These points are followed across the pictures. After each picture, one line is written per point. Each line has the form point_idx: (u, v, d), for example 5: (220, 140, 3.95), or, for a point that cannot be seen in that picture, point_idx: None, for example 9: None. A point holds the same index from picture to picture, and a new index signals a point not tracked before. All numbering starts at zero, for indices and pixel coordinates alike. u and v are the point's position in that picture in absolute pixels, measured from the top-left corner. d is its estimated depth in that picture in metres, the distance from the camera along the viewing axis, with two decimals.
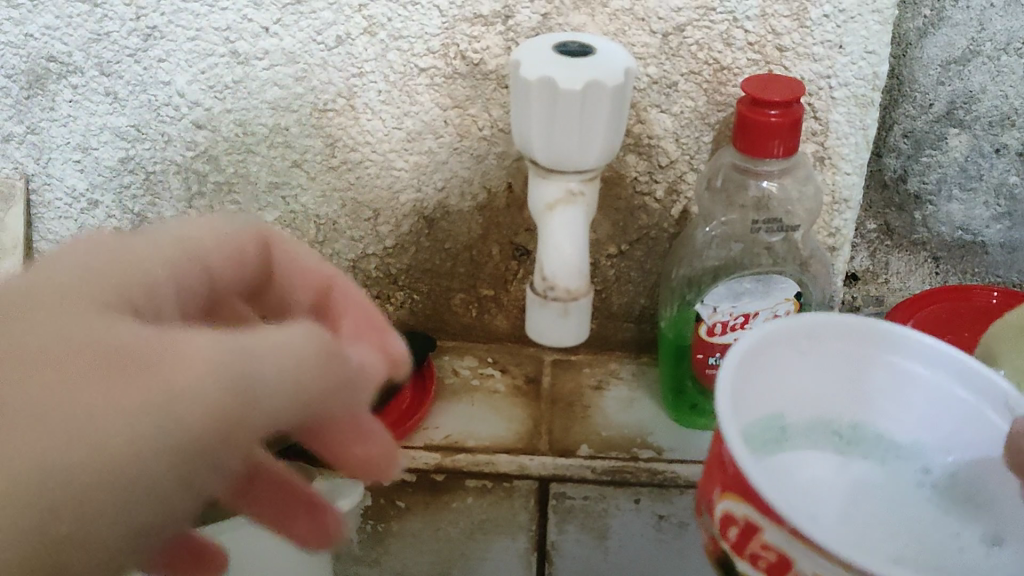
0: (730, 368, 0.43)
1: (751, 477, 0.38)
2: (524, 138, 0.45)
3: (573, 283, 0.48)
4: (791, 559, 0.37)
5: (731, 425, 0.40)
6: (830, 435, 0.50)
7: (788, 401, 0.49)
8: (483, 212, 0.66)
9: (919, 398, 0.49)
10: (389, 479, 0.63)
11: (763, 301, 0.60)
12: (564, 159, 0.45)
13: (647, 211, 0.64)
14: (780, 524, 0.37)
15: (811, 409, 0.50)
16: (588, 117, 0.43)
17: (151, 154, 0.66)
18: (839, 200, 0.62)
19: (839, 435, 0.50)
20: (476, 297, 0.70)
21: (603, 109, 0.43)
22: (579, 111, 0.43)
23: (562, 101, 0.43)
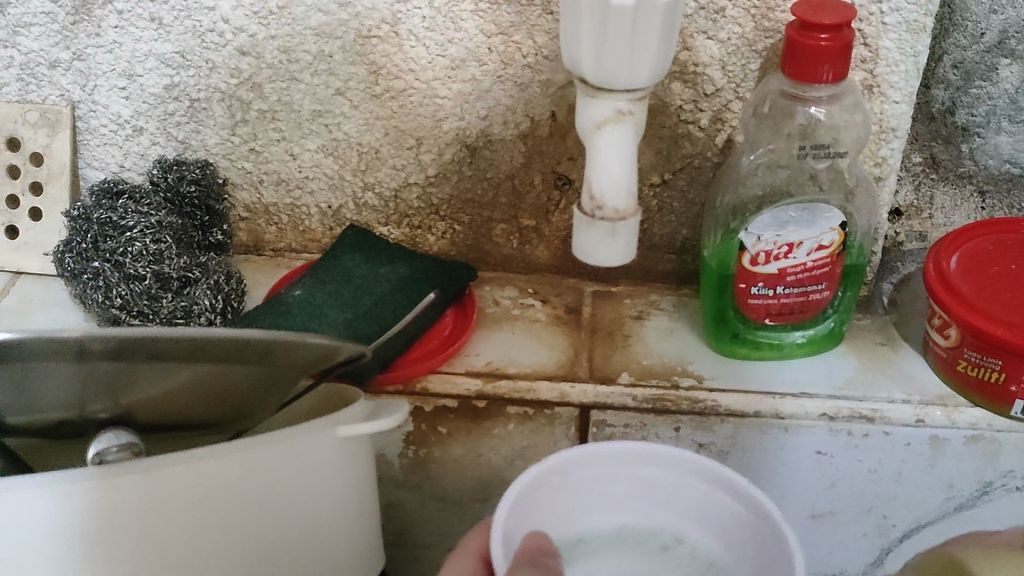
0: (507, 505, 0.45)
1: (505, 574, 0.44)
2: (574, 56, 0.45)
3: (620, 202, 0.48)
4: None
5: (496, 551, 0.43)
6: (652, 546, 0.51)
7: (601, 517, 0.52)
8: (524, 141, 0.66)
9: (633, 487, 0.51)
10: (431, 405, 0.64)
11: (809, 230, 0.60)
12: (615, 76, 0.44)
13: (691, 140, 0.64)
14: None
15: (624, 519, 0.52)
16: (639, 33, 0.43)
17: (195, 81, 0.66)
18: (886, 129, 0.62)
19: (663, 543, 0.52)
20: (517, 228, 0.70)
21: (656, 25, 0.42)
22: (630, 26, 0.42)
23: (613, 17, 0.42)
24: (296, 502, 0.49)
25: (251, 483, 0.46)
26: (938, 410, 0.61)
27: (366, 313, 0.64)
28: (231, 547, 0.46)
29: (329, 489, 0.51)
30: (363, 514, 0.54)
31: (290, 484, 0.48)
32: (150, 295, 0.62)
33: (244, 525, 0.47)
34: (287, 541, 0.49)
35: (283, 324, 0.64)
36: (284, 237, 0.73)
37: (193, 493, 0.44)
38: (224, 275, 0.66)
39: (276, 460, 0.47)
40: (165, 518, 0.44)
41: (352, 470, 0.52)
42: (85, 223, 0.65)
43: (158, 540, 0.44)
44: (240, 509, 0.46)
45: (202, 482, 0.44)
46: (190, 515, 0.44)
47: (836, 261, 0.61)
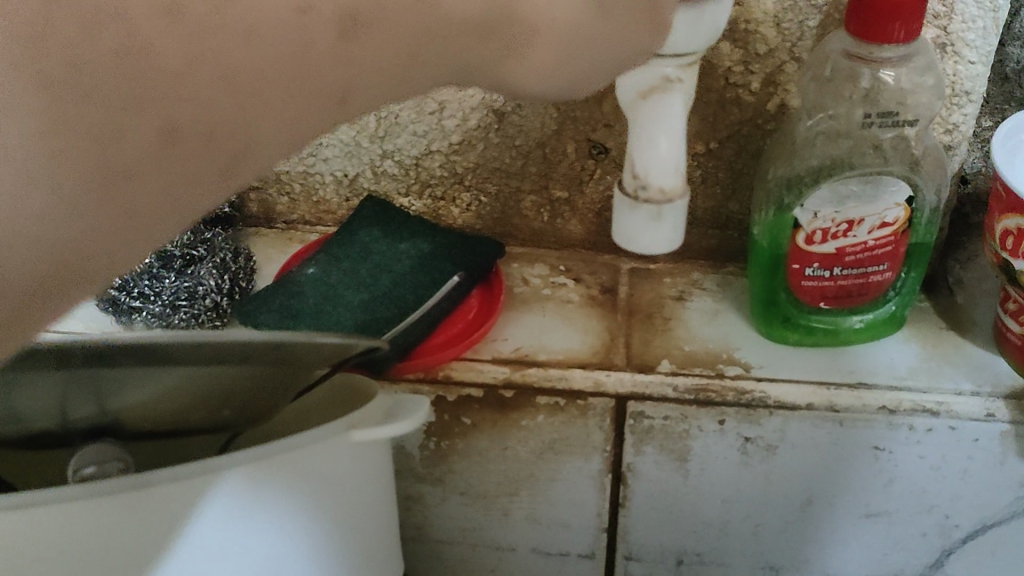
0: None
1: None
2: None
3: (667, 181, 0.42)
4: None
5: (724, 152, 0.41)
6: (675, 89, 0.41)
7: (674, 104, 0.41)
8: (557, 107, 0.60)
9: None
10: (454, 394, 0.59)
11: (871, 207, 0.54)
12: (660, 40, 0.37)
13: (740, 105, 0.58)
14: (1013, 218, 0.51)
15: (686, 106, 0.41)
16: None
17: None
18: (959, 92, 0.56)
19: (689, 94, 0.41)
20: (548, 199, 0.65)
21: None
22: None
23: None
24: (303, 511, 0.44)
25: (255, 496, 0.41)
26: (1011, 404, 0.55)
27: (383, 294, 0.59)
28: (236, 567, 0.42)
29: (340, 492, 0.46)
30: (374, 508, 0.50)
31: (297, 492, 0.43)
32: (151, 275, 0.57)
33: (250, 540, 0.42)
34: (295, 552, 0.44)
35: (295, 306, 0.59)
36: (297, 208, 0.68)
37: (197, 515, 0.39)
38: (230, 253, 0.62)
39: (282, 471, 0.42)
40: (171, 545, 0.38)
41: (364, 469, 0.48)
42: None
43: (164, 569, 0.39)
44: (244, 525, 0.41)
45: (205, 500, 0.39)
46: (194, 540, 0.39)
47: (900, 240, 0.56)
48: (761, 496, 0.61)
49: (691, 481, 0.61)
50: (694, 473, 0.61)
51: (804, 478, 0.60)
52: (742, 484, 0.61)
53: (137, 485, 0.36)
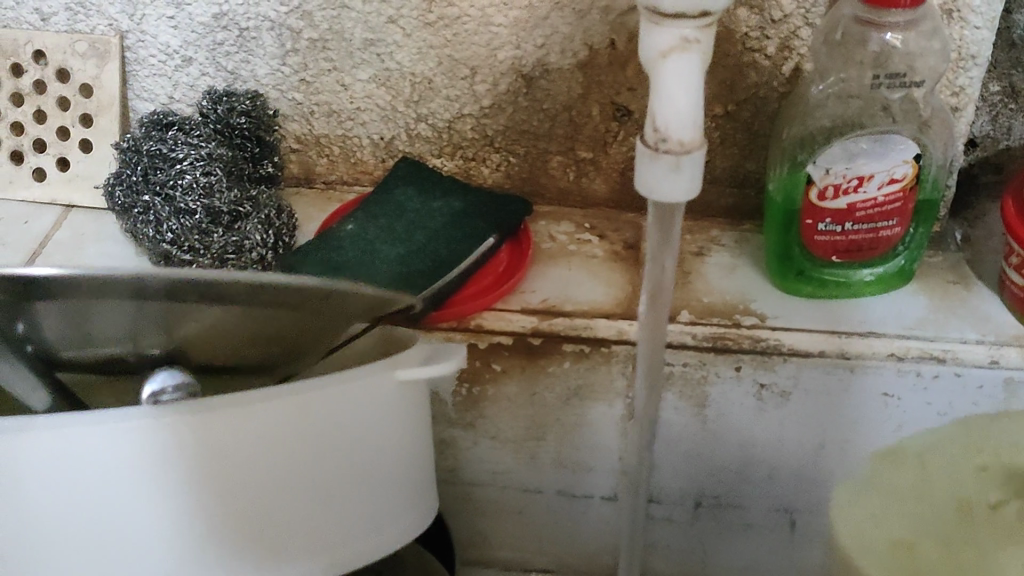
0: None
1: None
2: None
3: (685, 135, 0.46)
4: None
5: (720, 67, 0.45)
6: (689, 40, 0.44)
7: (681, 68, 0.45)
8: (582, 72, 0.64)
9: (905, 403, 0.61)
10: (485, 342, 0.62)
11: (881, 163, 0.57)
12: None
13: (757, 69, 0.61)
14: None
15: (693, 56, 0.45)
16: None
17: (245, 10, 0.64)
18: (966, 56, 0.59)
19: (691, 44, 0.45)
20: (574, 160, 0.68)
21: None
22: None
23: None
24: (349, 444, 0.48)
25: (303, 426, 0.45)
26: (1015, 351, 0.59)
27: (419, 249, 0.63)
28: (285, 494, 0.46)
29: (385, 429, 0.50)
30: (420, 448, 0.54)
31: (343, 425, 0.47)
32: (200, 230, 0.61)
33: (299, 470, 0.46)
34: (343, 487, 0.48)
35: (335, 259, 0.63)
36: (336, 169, 0.72)
37: (240, 439, 0.43)
38: (274, 209, 0.64)
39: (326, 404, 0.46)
40: (216, 465, 0.43)
41: (408, 409, 0.51)
42: (134, 155, 0.64)
43: (208, 489, 0.43)
44: (290, 453, 0.45)
45: (250, 426, 0.43)
46: (239, 463, 0.44)
47: (908, 196, 0.59)
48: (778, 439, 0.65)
49: (710, 426, 0.65)
50: (712, 418, 0.64)
51: (818, 423, 0.63)
52: (758, 428, 0.64)
53: (182, 410, 0.42)
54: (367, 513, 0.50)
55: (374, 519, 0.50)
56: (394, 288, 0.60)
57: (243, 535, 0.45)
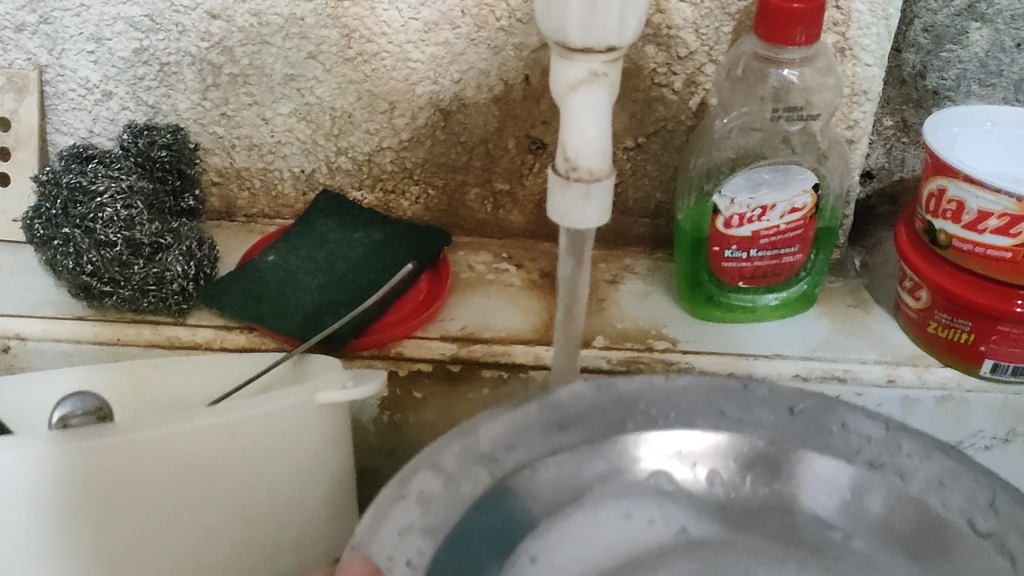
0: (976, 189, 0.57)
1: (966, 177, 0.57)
2: (559, 23, 0.45)
3: (594, 164, 0.48)
4: (965, 200, 0.57)
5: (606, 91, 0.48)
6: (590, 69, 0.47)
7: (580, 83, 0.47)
8: (498, 105, 0.66)
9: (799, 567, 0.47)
10: (405, 370, 0.63)
11: (781, 193, 0.60)
12: (601, 34, 0.45)
13: (665, 103, 0.64)
14: (952, 176, 0.58)
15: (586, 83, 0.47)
16: None
17: (165, 45, 0.66)
18: (857, 92, 0.63)
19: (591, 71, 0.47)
20: (491, 192, 0.70)
21: None
22: None
23: None
24: (254, 473, 0.48)
25: (215, 448, 0.46)
26: (910, 370, 0.62)
27: (340, 279, 0.64)
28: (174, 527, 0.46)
29: (287, 450, 0.49)
30: (337, 490, 0.53)
31: (251, 446, 0.48)
32: (120, 262, 0.62)
33: (201, 501, 0.47)
34: (245, 522, 0.49)
35: (256, 289, 0.64)
36: (257, 202, 0.72)
37: (142, 467, 0.45)
38: (196, 240, 0.65)
39: (231, 433, 0.47)
40: (107, 496, 0.44)
41: (313, 445, 0.50)
42: (53, 188, 0.64)
43: (97, 517, 0.45)
44: (198, 480, 0.46)
45: (156, 453, 0.45)
46: (132, 492, 0.45)
47: (809, 224, 0.62)
48: (453, 497, 0.43)
49: None
50: None
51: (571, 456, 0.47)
52: None
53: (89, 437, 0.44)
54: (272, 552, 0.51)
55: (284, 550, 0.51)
56: (315, 317, 0.61)
57: (121, 549, 0.46)
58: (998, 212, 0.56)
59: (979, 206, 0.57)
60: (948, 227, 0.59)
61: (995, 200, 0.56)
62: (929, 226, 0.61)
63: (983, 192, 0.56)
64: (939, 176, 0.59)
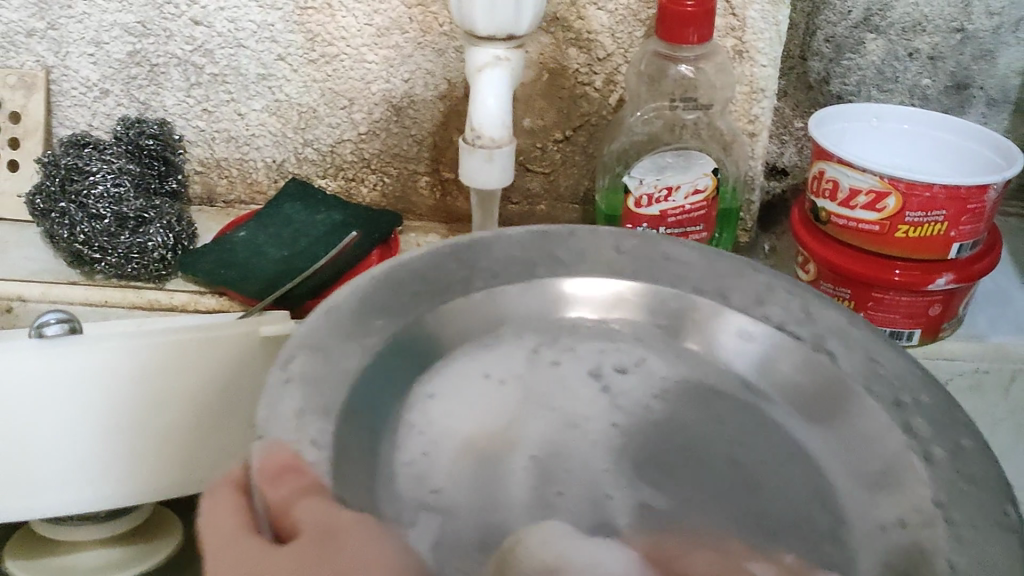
0: (845, 173, 0.65)
1: (839, 158, 0.65)
2: (468, 16, 0.55)
3: (496, 133, 0.58)
4: (840, 180, 0.66)
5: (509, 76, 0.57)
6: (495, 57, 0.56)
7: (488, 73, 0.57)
8: (443, 101, 0.75)
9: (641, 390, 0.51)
10: None
11: (685, 175, 0.69)
12: (502, 26, 0.55)
13: (588, 99, 0.73)
14: (830, 158, 0.66)
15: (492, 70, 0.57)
16: None
17: (155, 48, 0.76)
18: (756, 90, 0.71)
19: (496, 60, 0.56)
20: (439, 180, 0.79)
21: None
22: None
23: None
24: (193, 389, 0.58)
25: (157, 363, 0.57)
26: None
27: (301, 251, 0.73)
28: (127, 420, 0.57)
29: (226, 373, 0.58)
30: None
31: (191, 366, 0.58)
32: (109, 232, 0.71)
33: (145, 407, 0.57)
34: (182, 423, 0.58)
35: (227, 258, 0.73)
36: (234, 189, 0.82)
37: (95, 372, 0.56)
38: (175, 216, 0.74)
39: (178, 346, 0.57)
40: (65, 394, 0.56)
41: (246, 375, 0.59)
42: (53, 168, 0.73)
43: (81, 412, 0.56)
44: (153, 384, 0.57)
45: (107, 361, 0.56)
46: (104, 391, 0.56)
47: (711, 205, 0.70)
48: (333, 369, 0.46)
49: None
50: None
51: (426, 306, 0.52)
52: None
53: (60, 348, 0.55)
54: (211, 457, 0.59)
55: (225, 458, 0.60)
56: (275, 281, 0.70)
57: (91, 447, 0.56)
58: (866, 188, 0.64)
59: (850, 183, 0.65)
60: (828, 204, 0.68)
61: (862, 178, 0.64)
62: (815, 204, 0.69)
63: (852, 171, 0.65)
64: (820, 160, 0.67)
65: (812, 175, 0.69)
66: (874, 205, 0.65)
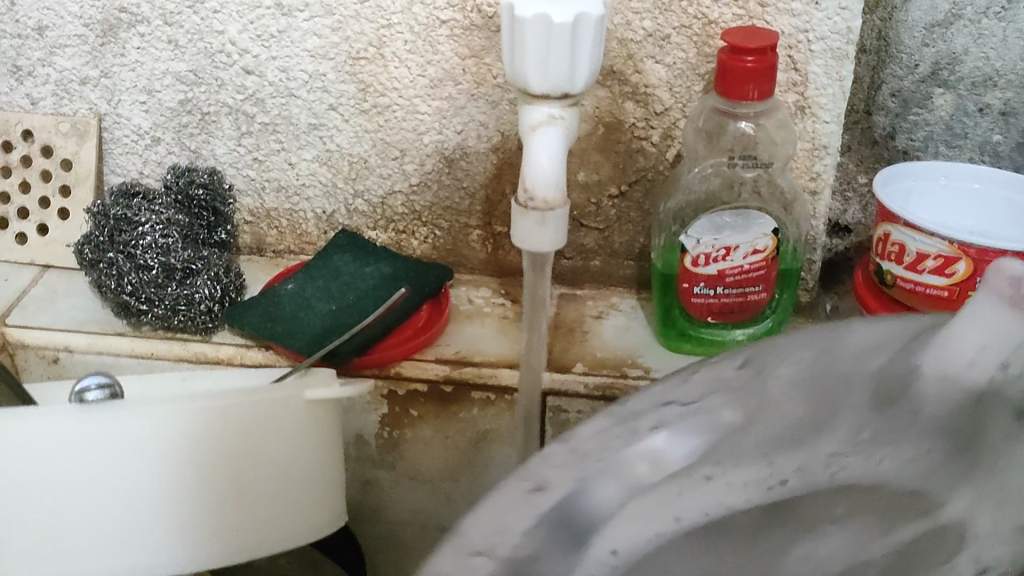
0: (913, 237, 0.63)
1: (907, 221, 0.63)
2: (523, 74, 0.54)
3: (549, 195, 0.56)
4: (906, 243, 0.63)
5: (568, 135, 0.56)
6: (556, 114, 0.55)
7: (549, 132, 0.55)
8: (496, 153, 0.73)
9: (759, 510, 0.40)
10: (404, 389, 0.71)
11: (744, 235, 0.66)
12: (557, 84, 0.54)
13: (644, 154, 0.71)
14: (896, 221, 0.64)
15: (553, 128, 0.55)
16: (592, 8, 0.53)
17: (206, 97, 0.75)
18: (819, 146, 0.69)
19: (556, 117, 0.55)
20: (492, 234, 0.77)
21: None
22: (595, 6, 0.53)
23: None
24: (236, 455, 0.56)
25: (205, 429, 0.55)
26: None
27: (348, 305, 0.72)
28: (160, 484, 0.54)
29: (269, 439, 0.57)
30: (313, 484, 0.60)
31: (238, 433, 0.56)
32: (156, 283, 0.70)
33: (186, 474, 0.55)
34: (216, 488, 0.56)
35: (274, 311, 0.72)
36: (283, 239, 0.81)
37: (140, 439, 0.53)
38: (224, 267, 0.73)
39: (217, 409, 0.55)
40: (104, 461, 0.53)
41: (286, 440, 0.58)
42: (103, 219, 0.73)
43: (115, 477, 0.53)
44: (189, 448, 0.55)
45: (152, 428, 0.53)
46: (140, 456, 0.53)
47: (771, 265, 0.68)
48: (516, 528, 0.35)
49: None
50: None
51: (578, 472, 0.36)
52: None
53: (101, 412, 0.52)
54: (242, 522, 0.57)
55: (257, 522, 0.58)
56: (322, 337, 0.69)
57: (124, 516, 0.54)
58: (934, 252, 0.62)
59: (918, 247, 0.63)
60: (894, 268, 0.65)
61: (931, 242, 0.62)
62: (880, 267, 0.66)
63: (920, 234, 0.62)
64: (886, 223, 0.65)
65: (876, 239, 0.66)
66: (943, 271, 0.62)
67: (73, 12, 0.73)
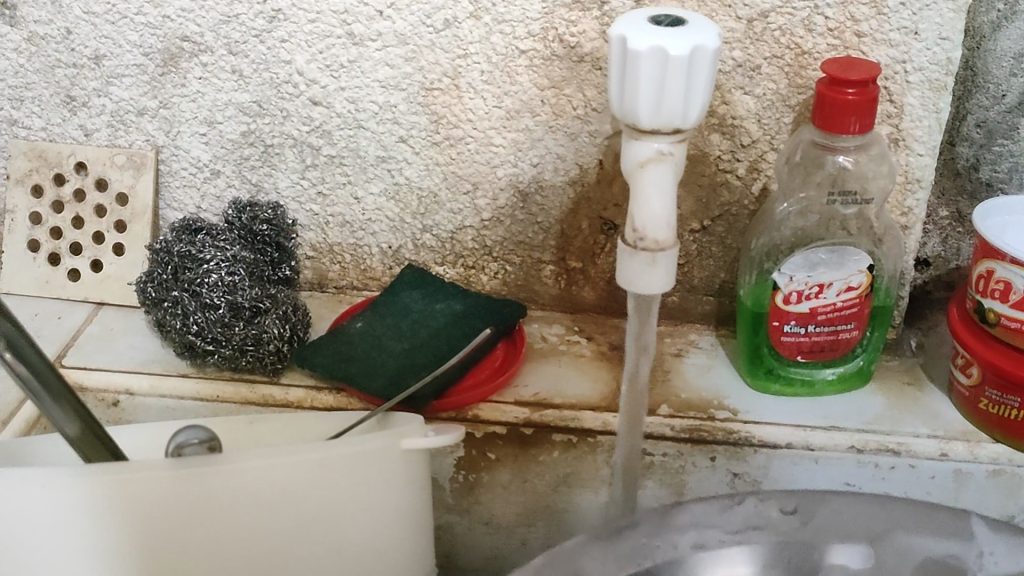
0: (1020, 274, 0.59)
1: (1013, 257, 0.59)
2: (630, 112, 0.51)
3: (660, 234, 0.54)
4: (1012, 281, 0.60)
5: (673, 175, 0.53)
6: (662, 153, 0.52)
7: (655, 174, 0.53)
8: (573, 188, 0.71)
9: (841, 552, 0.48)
10: (481, 432, 0.68)
11: (838, 272, 0.64)
12: (668, 123, 0.51)
13: (729, 188, 0.69)
14: (1001, 258, 0.60)
15: (659, 169, 0.52)
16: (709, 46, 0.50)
17: (270, 129, 0.72)
18: (911, 179, 0.67)
19: (662, 157, 0.52)
20: (565, 269, 0.75)
21: (705, 34, 0.49)
22: (711, 45, 0.49)
23: (703, 37, 0.49)
24: (333, 509, 0.53)
25: (304, 482, 0.52)
26: (962, 445, 0.66)
27: (422, 344, 0.69)
28: (258, 541, 0.52)
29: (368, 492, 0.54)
30: (406, 539, 0.57)
31: (337, 486, 0.53)
32: (223, 323, 0.67)
33: (280, 527, 0.52)
34: (313, 546, 0.53)
35: (345, 351, 0.69)
36: (347, 274, 0.79)
37: (236, 492, 0.51)
38: (292, 305, 0.70)
39: (320, 464, 0.52)
40: (197, 515, 0.50)
41: (384, 490, 0.55)
42: (166, 255, 0.70)
43: (212, 534, 0.51)
44: (288, 505, 0.52)
45: (249, 481, 0.51)
46: (239, 515, 0.51)
47: (864, 302, 0.66)
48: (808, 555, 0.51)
49: None
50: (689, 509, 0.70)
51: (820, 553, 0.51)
52: None
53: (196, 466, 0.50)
54: None
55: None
56: (399, 377, 0.66)
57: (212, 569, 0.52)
58: None
59: None
60: (997, 305, 0.62)
61: None
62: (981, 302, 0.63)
63: None
64: (989, 257, 0.62)
65: (977, 274, 0.63)
66: None
67: (133, 41, 0.70)
